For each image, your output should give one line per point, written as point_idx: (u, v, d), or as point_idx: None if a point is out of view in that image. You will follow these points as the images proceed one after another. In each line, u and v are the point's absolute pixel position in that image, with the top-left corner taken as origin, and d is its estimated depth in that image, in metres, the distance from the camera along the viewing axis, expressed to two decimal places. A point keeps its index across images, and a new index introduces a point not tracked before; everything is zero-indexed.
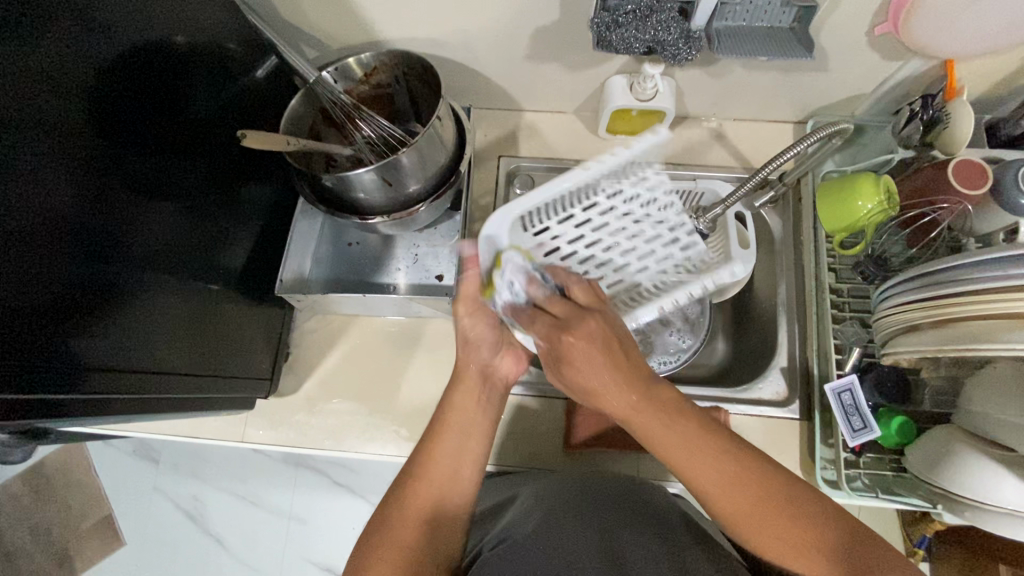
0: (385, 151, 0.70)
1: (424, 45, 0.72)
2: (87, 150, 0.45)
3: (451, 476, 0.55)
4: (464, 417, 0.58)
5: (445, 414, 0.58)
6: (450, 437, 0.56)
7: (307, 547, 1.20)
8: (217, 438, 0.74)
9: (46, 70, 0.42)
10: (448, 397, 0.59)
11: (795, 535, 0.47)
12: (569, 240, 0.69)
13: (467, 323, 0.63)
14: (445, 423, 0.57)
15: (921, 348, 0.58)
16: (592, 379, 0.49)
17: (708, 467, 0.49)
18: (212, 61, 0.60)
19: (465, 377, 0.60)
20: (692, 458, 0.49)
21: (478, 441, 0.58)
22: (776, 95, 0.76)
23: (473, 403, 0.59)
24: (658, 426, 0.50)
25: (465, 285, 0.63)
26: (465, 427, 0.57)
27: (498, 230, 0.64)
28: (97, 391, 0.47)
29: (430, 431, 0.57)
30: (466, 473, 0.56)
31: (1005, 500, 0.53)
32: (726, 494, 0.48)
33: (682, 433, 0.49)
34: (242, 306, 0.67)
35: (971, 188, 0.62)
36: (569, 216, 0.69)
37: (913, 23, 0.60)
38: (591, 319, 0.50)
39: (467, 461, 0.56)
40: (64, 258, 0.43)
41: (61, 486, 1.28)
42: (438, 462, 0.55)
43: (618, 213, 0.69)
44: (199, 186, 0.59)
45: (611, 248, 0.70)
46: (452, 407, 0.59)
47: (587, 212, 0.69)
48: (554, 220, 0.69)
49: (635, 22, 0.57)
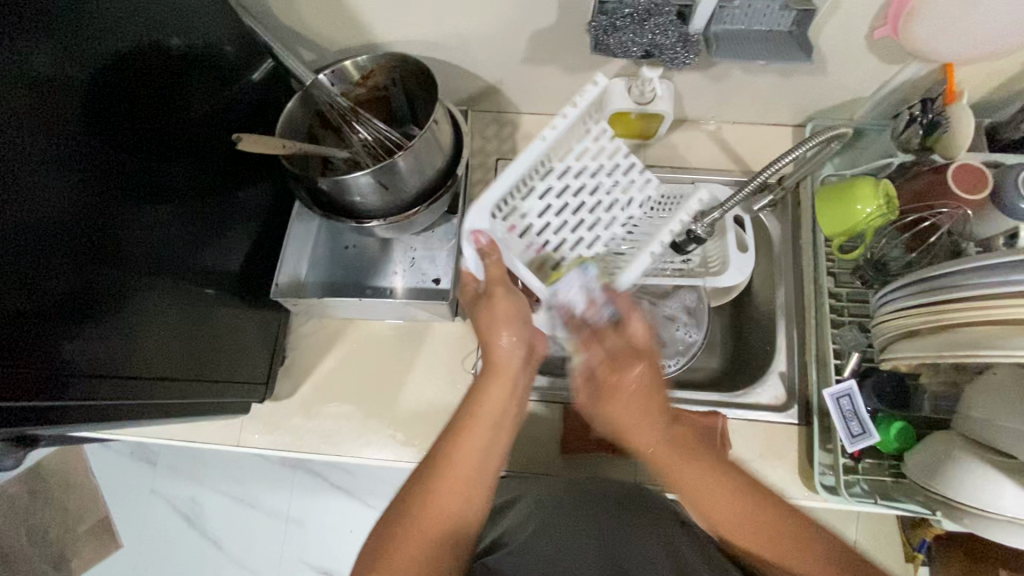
0: (382, 154, 0.69)
1: (421, 48, 0.72)
2: (83, 154, 0.45)
3: (478, 473, 0.52)
4: (495, 410, 0.55)
5: (474, 405, 0.55)
6: (479, 431, 0.53)
7: (305, 550, 1.19)
8: (213, 442, 0.73)
9: (41, 73, 0.42)
10: (478, 387, 0.56)
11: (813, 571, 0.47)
12: (538, 214, 0.62)
13: (507, 305, 0.58)
14: (474, 417, 0.54)
15: (920, 354, 0.57)
16: (625, 411, 0.56)
17: (729, 502, 0.51)
18: (208, 63, 0.59)
19: (496, 367, 0.57)
20: (707, 498, 0.52)
21: (506, 434, 0.56)
22: (775, 98, 0.75)
23: (504, 393, 0.56)
24: (685, 466, 0.53)
25: (494, 266, 0.58)
26: (495, 422, 0.54)
27: (478, 224, 0.58)
28: (90, 397, 0.46)
29: (455, 424, 0.54)
30: (492, 469, 0.54)
31: (1005, 507, 0.53)
32: (733, 526, 0.51)
33: (704, 461, 0.53)
34: (239, 308, 0.67)
35: (970, 193, 0.63)
36: (530, 188, 0.62)
37: (912, 27, 0.59)
38: (638, 363, 0.57)
39: (493, 456, 0.54)
40: (59, 262, 0.43)
41: (58, 489, 1.28)
42: (465, 459, 0.52)
43: (576, 175, 0.63)
44: (195, 189, 0.59)
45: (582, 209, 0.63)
46: (483, 397, 0.55)
47: (547, 178, 0.62)
48: (519, 198, 0.62)
49: (633, 25, 0.57)
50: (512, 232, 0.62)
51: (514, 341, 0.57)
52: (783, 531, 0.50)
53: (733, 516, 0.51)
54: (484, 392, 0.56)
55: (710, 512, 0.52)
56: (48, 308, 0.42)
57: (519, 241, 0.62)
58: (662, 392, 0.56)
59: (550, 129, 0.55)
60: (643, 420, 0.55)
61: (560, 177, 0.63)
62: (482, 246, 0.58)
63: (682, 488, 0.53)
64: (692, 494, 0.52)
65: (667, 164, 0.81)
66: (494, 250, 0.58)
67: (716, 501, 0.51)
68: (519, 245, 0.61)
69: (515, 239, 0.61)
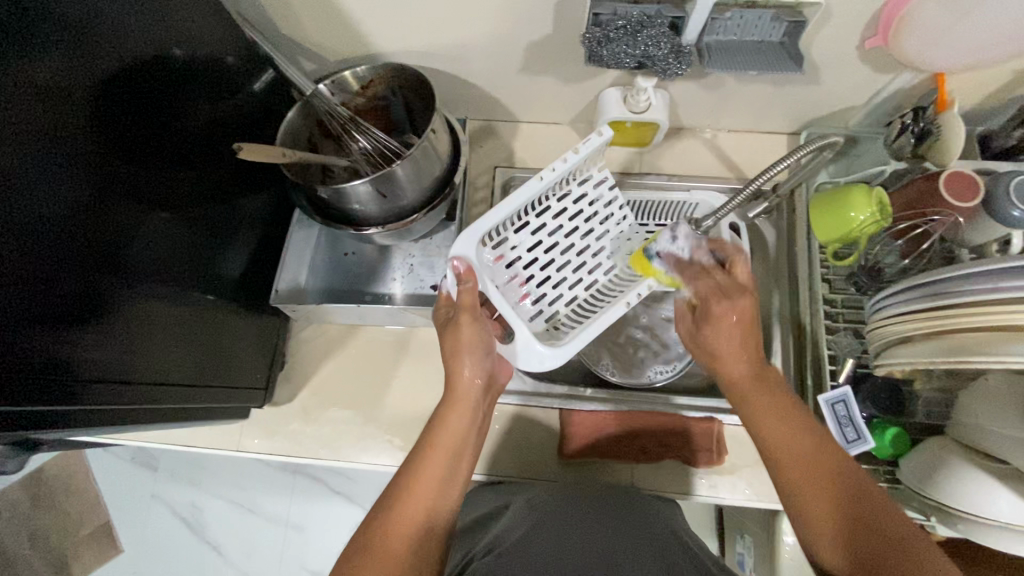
0: (381, 163, 0.71)
1: (420, 58, 0.73)
2: (87, 161, 0.46)
3: (439, 497, 0.52)
4: (455, 436, 0.55)
5: (434, 434, 0.55)
6: (439, 457, 0.54)
7: (305, 555, 1.19)
8: (213, 447, 0.74)
9: (47, 83, 0.43)
10: (438, 417, 0.57)
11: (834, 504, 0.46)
12: (528, 248, 0.70)
13: (470, 333, 0.59)
14: (435, 443, 0.54)
15: (915, 360, 0.57)
16: (724, 342, 0.57)
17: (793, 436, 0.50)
18: (212, 77, 0.61)
19: (458, 395, 0.58)
20: (786, 438, 0.50)
21: (467, 461, 0.56)
22: (770, 106, 0.76)
23: (464, 421, 0.57)
24: (770, 398, 0.53)
25: (466, 293, 0.61)
26: (455, 448, 0.55)
27: (461, 250, 0.64)
28: (89, 402, 0.47)
29: (417, 452, 0.54)
30: (453, 493, 0.54)
31: (999, 513, 0.53)
32: (795, 461, 0.49)
33: (780, 404, 0.52)
34: (238, 315, 0.67)
35: (962, 200, 0.62)
36: (525, 224, 0.70)
37: (902, 37, 0.60)
38: (744, 296, 0.58)
39: (452, 483, 0.54)
40: (61, 269, 0.44)
41: (60, 493, 1.29)
42: (424, 488, 0.52)
43: (566, 217, 0.72)
44: (195, 196, 0.60)
45: (568, 249, 0.72)
46: (443, 425, 0.56)
47: (541, 217, 0.71)
48: (511, 230, 0.69)
49: (626, 37, 0.58)
50: (499, 261, 0.69)
51: (475, 368, 0.58)
52: (820, 475, 0.48)
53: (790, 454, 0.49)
54: (444, 419, 0.56)
55: (773, 451, 0.50)
56: (53, 314, 0.43)
57: (504, 270, 0.69)
58: (758, 329, 0.57)
59: (551, 169, 0.63)
60: (739, 347, 0.56)
61: (554, 218, 0.71)
62: (459, 271, 0.62)
63: (758, 425, 0.52)
64: (770, 432, 0.51)
65: (663, 172, 0.82)
66: (469, 277, 0.62)
67: (782, 441, 0.50)
68: (503, 274, 0.69)
69: (502, 269, 0.69)
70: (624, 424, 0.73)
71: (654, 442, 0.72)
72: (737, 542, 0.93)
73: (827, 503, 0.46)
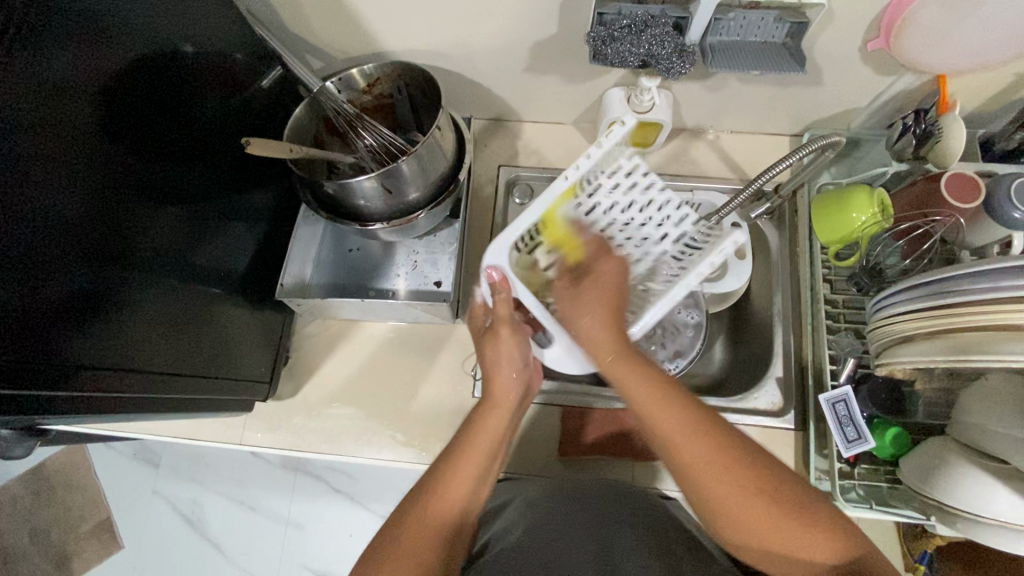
0: (386, 160, 0.72)
1: (425, 57, 0.74)
2: (93, 154, 0.46)
3: (472, 496, 0.53)
4: (492, 440, 0.55)
5: (473, 432, 0.55)
6: (475, 459, 0.53)
7: (305, 554, 1.19)
8: (217, 440, 0.74)
9: (58, 76, 0.43)
10: (477, 416, 0.57)
11: (771, 515, 0.45)
12: None
13: (509, 345, 0.60)
14: (470, 445, 0.54)
15: (913, 359, 0.58)
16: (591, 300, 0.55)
17: (680, 427, 0.48)
18: (221, 72, 0.62)
19: (497, 402, 0.58)
20: (670, 421, 0.48)
21: (497, 464, 0.56)
22: (771, 107, 0.77)
23: (502, 424, 0.57)
24: (644, 381, 0.50)
25: (501, 303, 0.60)
26: (490, 451, 0.55)
27: (496, 260, 0.60)
28: (92, 391, 0.47)
29: (452, 449, 0.55)
30: (482, 491, 0.55)
31: (1000, 513, 0.53)
32: (699, 459, 0.47)
33: (656, 388, 0.50)
34: (244, 311, 0.68)
35: (962, 201, 0.63)
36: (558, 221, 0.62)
37: (904, 39, 0.61)
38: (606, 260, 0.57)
39: (484, 484, 0.54)
40: (68, 258, 0.44)
41: (62, 488, 1.30)
42: (458, 487, 0.52)
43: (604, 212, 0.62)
44: (205, 192, 0.61)
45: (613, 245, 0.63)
46: (481, 425, 0.56)
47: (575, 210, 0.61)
48: (545, 231, 0.64)
49: (630, 36, 0.59)
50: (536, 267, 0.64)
51: (516, 377, 0.59)
52: (745, 482, 0.46)
53: (691, 446, 0.47)
54: (483, 419, 0.56)
55: (669, 435, 0.48)
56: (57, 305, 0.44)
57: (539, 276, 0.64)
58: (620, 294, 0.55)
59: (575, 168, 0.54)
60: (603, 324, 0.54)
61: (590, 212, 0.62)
62: (494, 281, 0.59)
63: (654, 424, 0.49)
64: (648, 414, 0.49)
65: (666, 172, 0.82)
66: (504, 287, 0.59)
67: (673, 424, 0.48)
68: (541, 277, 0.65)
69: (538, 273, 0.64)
70: (626, 423, 0.74)
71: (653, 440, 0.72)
72: None
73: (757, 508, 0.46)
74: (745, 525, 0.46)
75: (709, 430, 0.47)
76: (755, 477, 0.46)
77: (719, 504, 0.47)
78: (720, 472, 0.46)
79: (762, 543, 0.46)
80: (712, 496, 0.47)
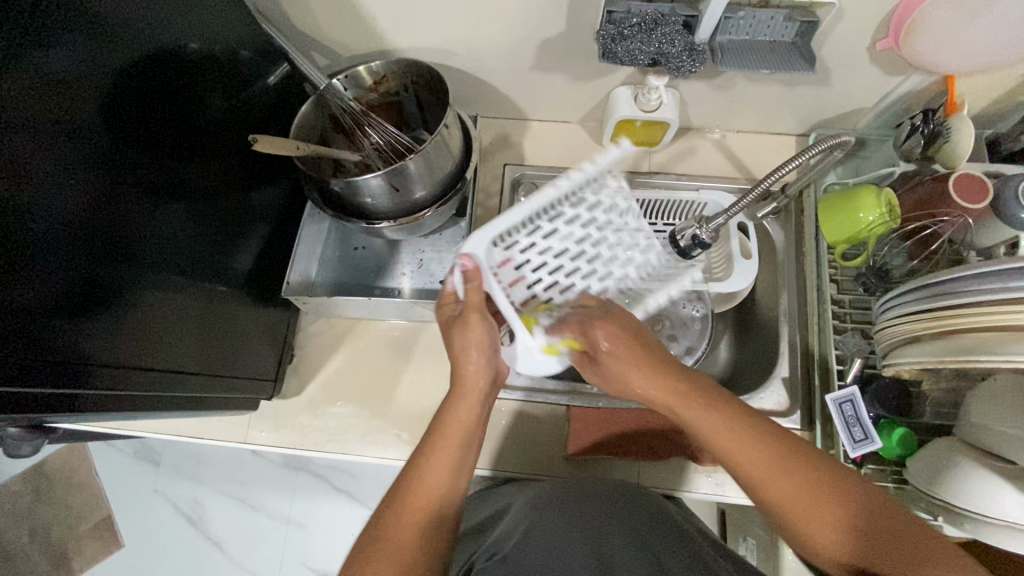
0: (392, 158, 0.72)
1: (432, 55, 0.74)
2: (99, 152, 0.46)
3: (449, 486, 0.52)
4: (465, 425, 0.56)
5: (443, 423, 0.55)
6: (452, 444, 0.54)
7: (305, 553, 1.19)
8: (220, 439, 0.74)
9: (63, 74, 0.43)
10: (447, 406, 0.57)
11: (839, 514, 0.46)
12: (537, 251, 0.67)
13: (478, 332, 0.59)
14: (442, 434, 0.54)
15: (919, 360, 0.58)
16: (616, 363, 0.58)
17: (738, 440, 0.50)
18: (226, 70, 0.61)
19: (466, 382, 0.58)
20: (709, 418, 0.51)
21: (473, 450, 0.56)
22: (778, 107, 0.77)
23: (470, 410, 0.57)
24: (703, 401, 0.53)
25: (472, 292, 0.61)
26: (465, 435, 0.55)
27: (473, 246, 0.63)
28: (98, 388, 0.47)
29: (425, 441, 0.55)
30: (462, 480, 0.54)
31: (1007, 513, 0.53)
32: (763, 467, 0.48)
33: (711, 407, 0.52)
34: (248, 307, 0.68)
35: (973, 203, 0.63)
36: (536, 227, 0.66)
37: (913, 39, 0.61)
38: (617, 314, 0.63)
39: (461, 473, 0.54)
40: (74, 257, 0.44)
41: (62, 487, 1.29)
42: (434, 478, 0.52)
43: (582, 224, 0.67)
44: (210, 190, 0.60)
45: (580, 257, 0.68)
46: (450, 415, 0.56)
47: (553, 223, 0.66)
48: (524, 234, 0.66)
49: (640, 34, 0.58)
50: (506, 263, 0.66)
51: (483, 363, 0.59)
52: (812, 483, 0.47)
53: (753, 455, 0.49)
54: (459, 405, 0.57)
55: (722, 443, 0.51)
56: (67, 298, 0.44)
57: (509, 272, 0.66)
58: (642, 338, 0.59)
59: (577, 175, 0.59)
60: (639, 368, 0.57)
61: (567, 224, 0.67)
62: (467, 270, 0.62)
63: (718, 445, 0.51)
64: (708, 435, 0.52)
65: (672, 172, 0.82)
66: (476, 276, 0.62)
67: (723, 431, 0.51)
68: (511, 277, 0.66)
69: (506, 271, 0.66)
70: (631, 422, 0.73)
71: (659, 439, 0.72)
72: (740, 544, 0.93)
73: (829, 511, 0.46)
74: (823, 531, 0.46)
75: (762, 433, 0.50)
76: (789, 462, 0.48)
77: (795, 512, 0.47)
78: (775, 462, 0.48)
79: (839, 549, 0.46)
80: (785, 504, 0.47)
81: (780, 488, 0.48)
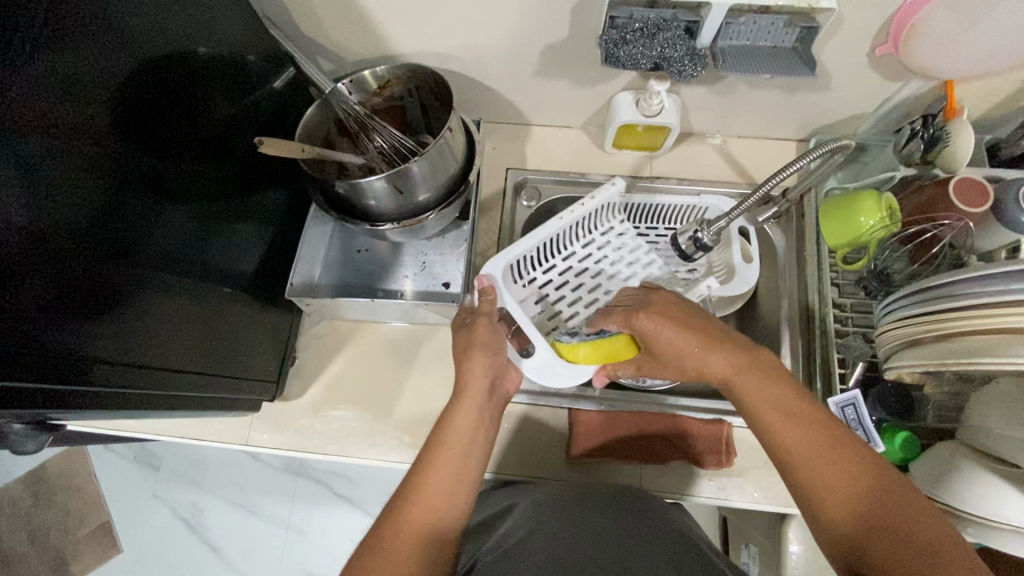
0: (397, 161, 0.72)
1: (436, 59, 0.75)
2: (108, 153, 0.47)
3: (451, 494, 0.51)
4: (463, 436, 0.54)
5: (445, 428, 0.54)
6: (448, 457, 0.52)
7: (306, 560, 1.18)
8: (222, 440, 0.74)
9: (71, 76, 0.43)
10: (450, 410, 0.56)
11: (848, 484, 0.44)
12: (556, 287, 0.78)
13: (483, 334, 0.61)
14: (445, 437, 0.53)
15: (922, 362, 0.57)
16: (666, 329, 0.55)
17: (781, 410, 0.48)
18: (235, 74, 0.62)
19: (467, 385, 0.57)
20: (779, 415, 0.48)
21: (477, 458, 0.54)
22: (779, 112, 0.78)
23: (473, 415, 0.55)
24: (750, 375, 0.51)
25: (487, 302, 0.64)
26: (464, 447, 0.53)
27: (491, 270, 0.70)
28: (102, 384, 0.47)
29: (428, 447, 0.53)
30: (466, 488, 0.52)
31: (1013, 517, 0.53)
32: (798, 442, 0.47)
33: (758, 378, 0.51)
34: (252, 310, 0.68)
35: (973, 206, 0.63)
36: (551, 266, 0.79)
37: (912, 45, 0.62)
38: (655, 296, 0.60)
39: (465, 479, 0.52)
40: (83, 257, 0.45)
41: (62, 491, 1.29)
42: (434, 482, 0.50)
43: (592, 261, 0.80)
44: (214, 190, 0.60)
45: (595, 289, 0.78)
46: (453, 419, 0.55)
47: (567, 262, 0.79)
48: (540, 270, 0.78)
49: (643, 39, 0.59)
50: (528, 296, 0.76)
51: (486, 366, 0.58)
52: (842, 458, 0.45)
53: (790, 427, 0.48)
54: (453, 416, 0.55)
55: (762, 411, 0.49)
56: (59, 293, 0.43)
57: (534, 304, 0.77)
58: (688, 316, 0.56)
59: (570, 210, 0.72)
60: (684, 336, 0.54)
61: (578, 262, 0.79)
62: (483, 287, 0.67)
63: (757, 411, 0.50)
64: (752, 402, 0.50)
65: (673, 176, 0.83)
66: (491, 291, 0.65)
67: (763, 398, 0.50)
68: (534, 307, 0.76)
69: (532, 304, 0.77)
70: (634, 426, 0.73)
71: (662, 443, 0.72)
72: (742, 552, 0.92)
73: (841, 484, 0.44)
74: (832, 496, 0.44)
75: (807, 416, 0.48)
76: (833, 445, 0.46)
77: (813, 485, 0.45)
78: (800, 428, 0.47)
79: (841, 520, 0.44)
80: (806, 468, 0.46)
81: (805, 452, 0.46)
